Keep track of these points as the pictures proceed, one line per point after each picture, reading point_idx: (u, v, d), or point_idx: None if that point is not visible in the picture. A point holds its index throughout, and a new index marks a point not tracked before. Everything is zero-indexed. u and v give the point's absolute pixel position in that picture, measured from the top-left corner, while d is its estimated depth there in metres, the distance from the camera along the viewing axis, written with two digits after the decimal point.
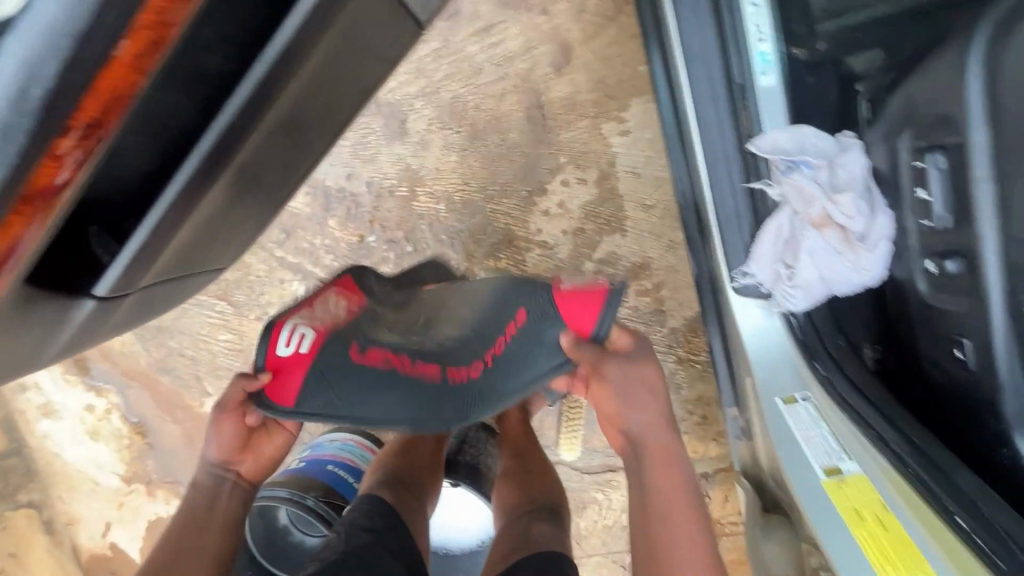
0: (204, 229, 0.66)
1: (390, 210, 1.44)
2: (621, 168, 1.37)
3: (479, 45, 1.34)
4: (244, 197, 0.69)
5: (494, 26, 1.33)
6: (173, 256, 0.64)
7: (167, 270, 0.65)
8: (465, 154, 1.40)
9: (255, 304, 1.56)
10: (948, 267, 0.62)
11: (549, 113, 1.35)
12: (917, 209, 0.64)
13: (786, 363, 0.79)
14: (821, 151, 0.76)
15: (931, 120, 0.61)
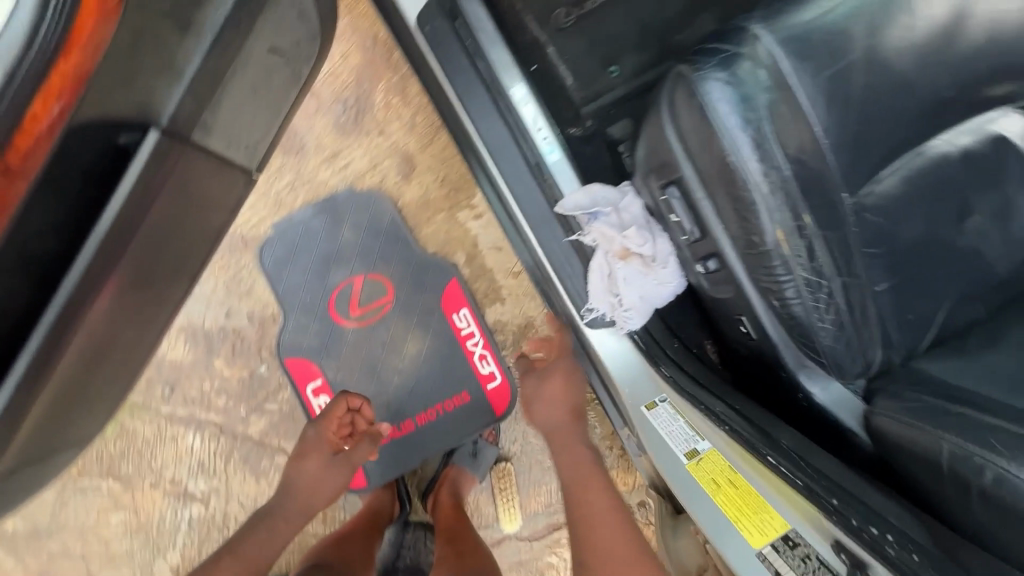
0: (74, 371, 0.67)
1: (277, 335, 1.48)
2: (484, 246, 1.53)
3: (329, 171, 1.48)
4: (109, 330, 0.72)
5: (337, 152, 1.48)
6: (52, 402, 0.66)
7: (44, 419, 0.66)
8: (338, 266, 1.50)
9: (147, 471, 1.46)
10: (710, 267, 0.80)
11: (408, 214, 1.51)
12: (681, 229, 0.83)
13: (640, 375, 0.93)
14: (609, 199, 0.94)
15: (661, 163, 0.80)
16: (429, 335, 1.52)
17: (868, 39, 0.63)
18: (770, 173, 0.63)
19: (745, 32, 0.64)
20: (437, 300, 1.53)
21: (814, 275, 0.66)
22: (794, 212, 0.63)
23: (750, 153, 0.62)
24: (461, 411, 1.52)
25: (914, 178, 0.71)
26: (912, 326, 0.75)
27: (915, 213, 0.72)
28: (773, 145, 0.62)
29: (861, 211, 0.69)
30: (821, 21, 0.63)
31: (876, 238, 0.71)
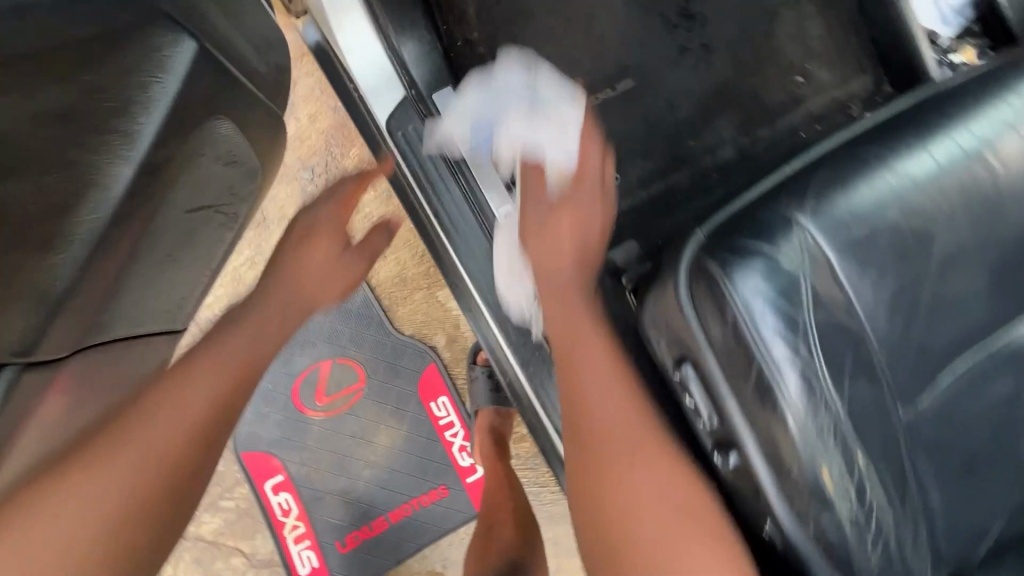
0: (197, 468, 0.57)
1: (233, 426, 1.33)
2: (467, 327, 1.39)
3: None
4: (40, 465, 0.58)
5: None
6: (163, 452, 0.55)
7: (172, 470, 0.55)
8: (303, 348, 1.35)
9: None
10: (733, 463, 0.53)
11: (382, 294, 1.37)
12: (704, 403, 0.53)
13: None
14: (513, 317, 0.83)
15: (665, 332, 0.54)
16: (404, 425, 1.38)
17: (943, 236, 0.51)
18: (820, 413, 0.49)
19: (789, 224, 0.50)
20: (413, 385, 1.38)
21: (867, 520, 0.53)
22: (848, 453, 0.50)
23: (797, 385, 0.48)
24: (437, 508, 1.38)
25: (977, 377, 0.60)
26: (968, 536, 0.64)
27: (975, 412, 0.61)
28: (827, 375, 0.48)
29: (916, 427, 0.57)
30: (888, 212, 0.50)
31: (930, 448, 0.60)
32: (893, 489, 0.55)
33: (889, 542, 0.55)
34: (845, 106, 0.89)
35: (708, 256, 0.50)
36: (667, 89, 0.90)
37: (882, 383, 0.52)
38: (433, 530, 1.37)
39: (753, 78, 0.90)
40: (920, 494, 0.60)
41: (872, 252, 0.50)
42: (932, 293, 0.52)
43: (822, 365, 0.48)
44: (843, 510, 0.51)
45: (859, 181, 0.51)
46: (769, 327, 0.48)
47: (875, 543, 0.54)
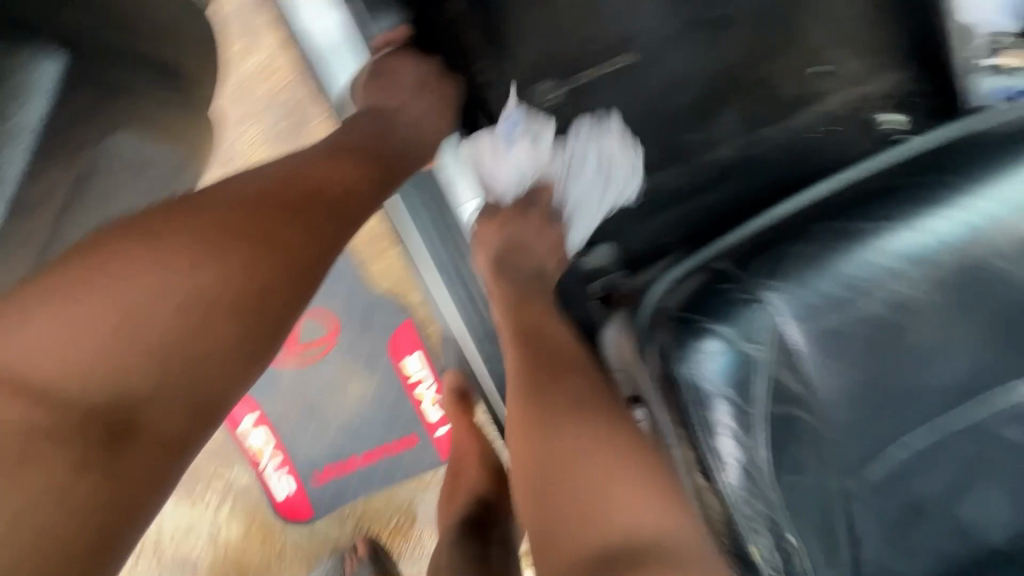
0: (266, 302, 0.48)
1: None
2: None
3: None
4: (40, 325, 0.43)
5: None
6: (237, 254, 0.48)
7: (246, 297, 0.47)
8: None
9: None
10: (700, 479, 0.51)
11: (357, 247, 1.32)
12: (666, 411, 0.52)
13: None
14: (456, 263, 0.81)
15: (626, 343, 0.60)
16: (376, 376, 1.38)
17: (922, 326, 0.46)
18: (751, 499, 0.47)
19: (750, 302, 0.45)
20: (386, 340, 1.37)
21: None
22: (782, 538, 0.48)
23: (733, 473, 0.46)
24: (409, 452, 1.43)
25: (938, 445, 0.57)
26: None
27: (931, 477, 0.59)
28: (765, 464, 0.46)
29: (861, 495, 0.56)
30: (864, 301, 0.45)
31: (879, 509, 0.58)
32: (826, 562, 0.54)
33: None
34: (868, 102, 0.78)
35: (658, 326, 0.47)
36: (672, 68, 0.77)
37: (825, 467, 0.50)
38: (405, 470, 1.43)
39: (770, 63, 0.78)
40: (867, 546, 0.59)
41: (839, 343, 0.45)
42: (902, 379, 0.48)
43: (763, 450, 0.46)
44: None
45: (839, 260, 0.45)
46: (714, 407, 0.45)
47: None
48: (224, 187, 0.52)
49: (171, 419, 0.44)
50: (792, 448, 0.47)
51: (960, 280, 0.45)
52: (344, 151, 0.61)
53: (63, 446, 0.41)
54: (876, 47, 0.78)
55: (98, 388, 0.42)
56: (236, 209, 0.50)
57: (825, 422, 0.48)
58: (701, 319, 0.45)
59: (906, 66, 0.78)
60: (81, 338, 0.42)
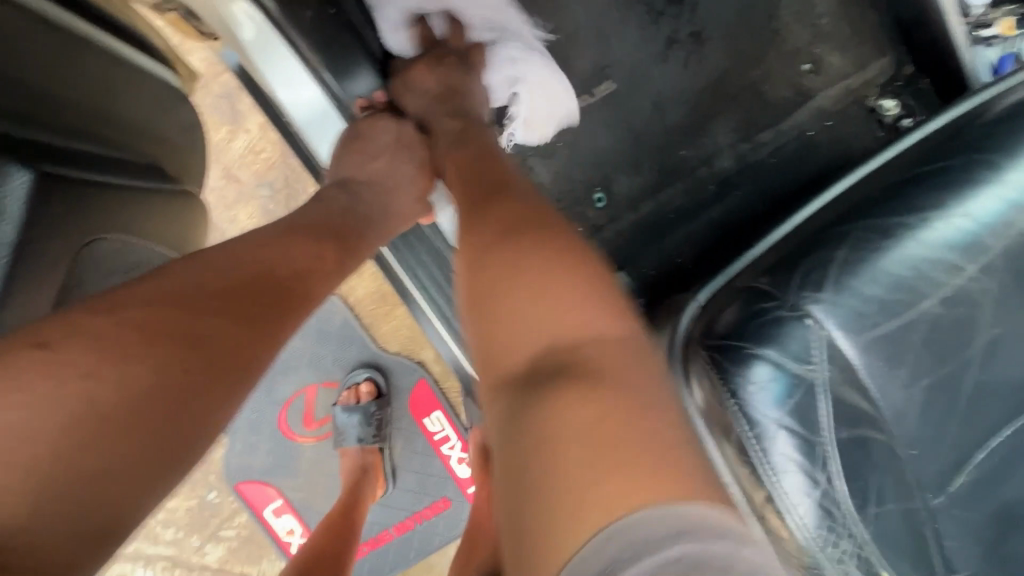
0: (207, 391, 0.37)
1: (222, 457, 1.27)
2: None
3: None
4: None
5: None
6: (179, 342, 0.37)
7: (182, 382, 0.36)
8: (284, 374, 1.27)
9: None
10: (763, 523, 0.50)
11: (363, 312, 1.28)
12: None
13: None
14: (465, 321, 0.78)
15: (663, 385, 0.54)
16: (397, 442, 1.33)
17: (990, 319, 0.41)
18: (835, 538, 0.41)
19: (795, 319, 0.41)
20: (403, 403, 1.33)
21: None
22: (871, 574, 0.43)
23: (809, 515, 0.41)
24: (442, 517, 1.35)
25: (1021, 443, 0.52)
26: None
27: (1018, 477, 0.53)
28: (843, 500, 0.41)
29: (947, 510, 0.50)
30: (922, 301, 0.41)
31: (970, 523, 0.52)
32: None
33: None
34: (858, 94, 0.77)
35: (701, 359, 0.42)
36: (655, 88, 0.76)
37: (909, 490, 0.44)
38: (440, 536, 1.35)
39: (753, 69, 0.77)
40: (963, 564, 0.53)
41: (903, 352, 0.41)
42: (976, 379, 0.43)
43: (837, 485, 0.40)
44: None
45: (882, 261, 0.41)
46: (775, 445, 0.40)
47: None
48: (166, 271, 0.41)
49: (68, 527, 0.31)
50: (875, 477, 0.42)
51: (1018, 263, 0.41)
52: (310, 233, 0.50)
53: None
54: (857, 39, 0.77)
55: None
56: (179, 297, 0.39)
57: (901, 438, 0.43)
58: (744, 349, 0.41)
59: (889, 53, 0.77)
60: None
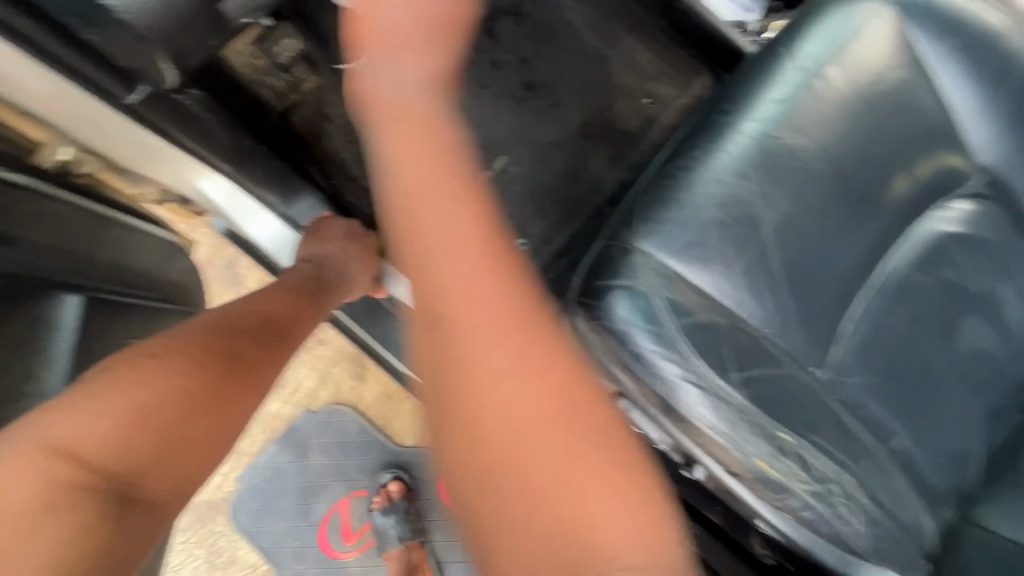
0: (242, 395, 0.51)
1: None
2: None
3: (280, 401, 1.36)
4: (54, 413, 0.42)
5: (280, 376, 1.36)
6: (209, 362, 0.51)
7: (217, 388, 0.49)
8: (319, 493, 1.36)
9: None
10: (701, 470, 0.65)
11: (374, 415, 1.38)
12: (644, 420, 0.64)
13: None
14: None
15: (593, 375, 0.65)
16: (436, 534, 1.37)
17: (765, 211, 0.55)
18: (720, 409, 0.51)
19: (628, 254, 0.54)
20: (432, 492, 1.38)
21: (822, 486, 0.54)
22: (767, 434, 0.52)
23: (687, 398, 0.51)
24: None
25: (880, 307, 0.61)
26: (954, 464, 0.63)
27: (896, 339, 0.61)
28: (713, 380, 0.51)
29: (839, 379, 0.59)
30: (704, 212, 0.55)
31: (868, 387, 0.60)
32: (836, 448, 0.55)
33: (859, 502, 0.55)
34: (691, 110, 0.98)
35: (576, 305, 0.55)
36: (536, 147, 0.97)
37: (774, 359, 0.54)
38: None
39: (607, 115, 0.98)
40: (881, 422, 0.60)
41: (707, 251, 0.54)
42: (780, 258, 0.55)
43: (697, 367, 0.51)
44: (788, 482, 0.54)
45: (679, 195, 0.56)
46: (639, 351, 0.52)
47: (844, 506, 0.55)
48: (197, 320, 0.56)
49: (164, 481, 0.43)
50: (727, 349, 0.52)
51: (765, 166, 0.56)
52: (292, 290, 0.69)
53: (78, 508, 0.38)
54: (676, 74, 1.00)
55: (110, 454, 0.42)
56: (215, 329, 0.55)
57: (741, 316, 0.54)
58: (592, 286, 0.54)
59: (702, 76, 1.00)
60: (102, 427, 0.42)
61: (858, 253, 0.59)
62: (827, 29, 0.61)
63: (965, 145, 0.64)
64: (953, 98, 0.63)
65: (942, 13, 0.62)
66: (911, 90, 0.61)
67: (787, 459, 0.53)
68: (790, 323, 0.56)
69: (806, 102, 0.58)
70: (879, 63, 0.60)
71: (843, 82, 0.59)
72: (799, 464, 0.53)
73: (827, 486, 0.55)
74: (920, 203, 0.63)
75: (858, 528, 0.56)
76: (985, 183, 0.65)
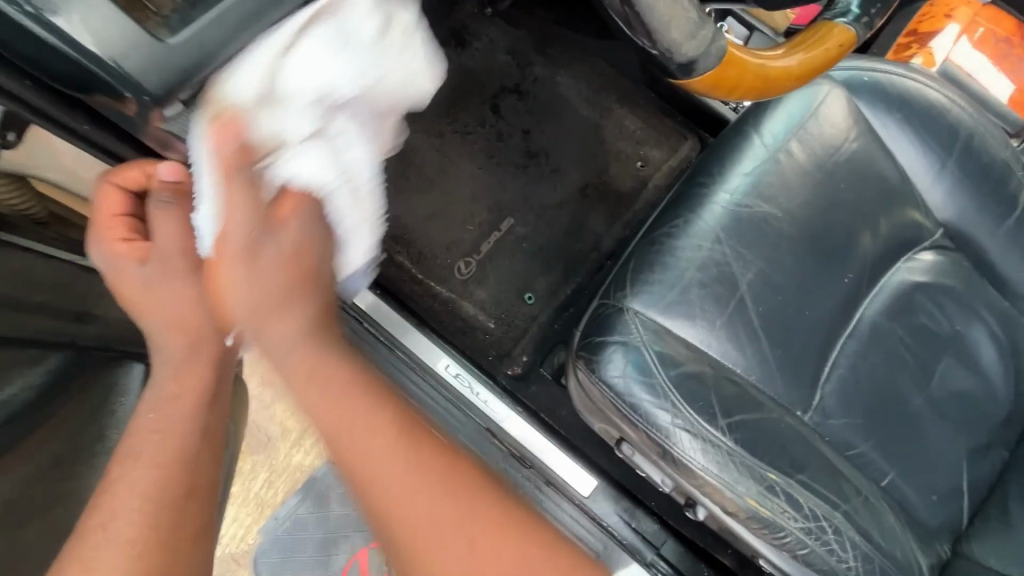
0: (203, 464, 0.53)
1: None
2: None
3: (301, 453, 1.41)
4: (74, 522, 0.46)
5: (302, 428, 1.42)
6: (184, 428, 0.50)
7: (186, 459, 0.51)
8: (337, 544, 1.38)
9: None
10: (702, 511, 0.69)
11: None
12: (647, 464, 0.69)
13: None
14: None
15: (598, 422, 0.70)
16: None
17: (741, 271, 0.62)
18: (710, 452, 0.57)
19: (621, 313, 0.61)
20: None
21: (815, 524, 0.58)
22: (756, 475, 0.57)
23: (681, 441, 0.57)
24: None
25: (857, 351, 0.67)
26: (942, 501, 0.66)
27: (876, 381, 0.67)
28: (702, 425, 0.57)
29: (822, 421, 0.64)
30: (687, 274, 0.62)
31: (852, 427, 0.65)
32: (824, 487, 0.60)
33: (850, 538, 0.59)
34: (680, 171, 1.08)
35: (577, 359, 0.61)
36: (539, 209, 1.06)
37: (758, 404, 0.60)
38: None
39: (603, 178, 1.08)
40: (868, 460, 0.65)
41: (692, 309, 0.61)
42: (758, 312, 0.62)
43: (687, 413, 0.57)
44: (782, 521, 0.57)
45: (664, 258, 0.63)
46: (635, 400, 0.57)
47: (838, 541, 0.59)
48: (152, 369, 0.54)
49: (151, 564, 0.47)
50: (714, 396, 0.58)
51: (740, 231, 0.63)
52: (201, 295, 0.52)
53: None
54: (665, 139, 1.10)
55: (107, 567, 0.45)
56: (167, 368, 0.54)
57: (725, 366, 0.60)
58: (590, 343, 0.61)
59: (687, 142, 1.10)
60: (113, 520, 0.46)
61: (832, 304, 0.66)
62: (789, 108, 0.69)
63: (921, 202, 0.71)
64: (906, 163, 0.71)
65: (889, 90, 0.70)
66: (868, 158, 0.69)
67: (777, 498, 0.57)
68: (772, 371, 0.62)
69: (773, 172, 0.66)
70: (837, 136, 0.68)
71: (806, 153, 0.67)
72: (790, 501, 0.58)
73: (820, 525, 0.58)
74: (886, 256, 0.69)
75: (854, 564, 0.59)
76: (945, 236, 0.72)
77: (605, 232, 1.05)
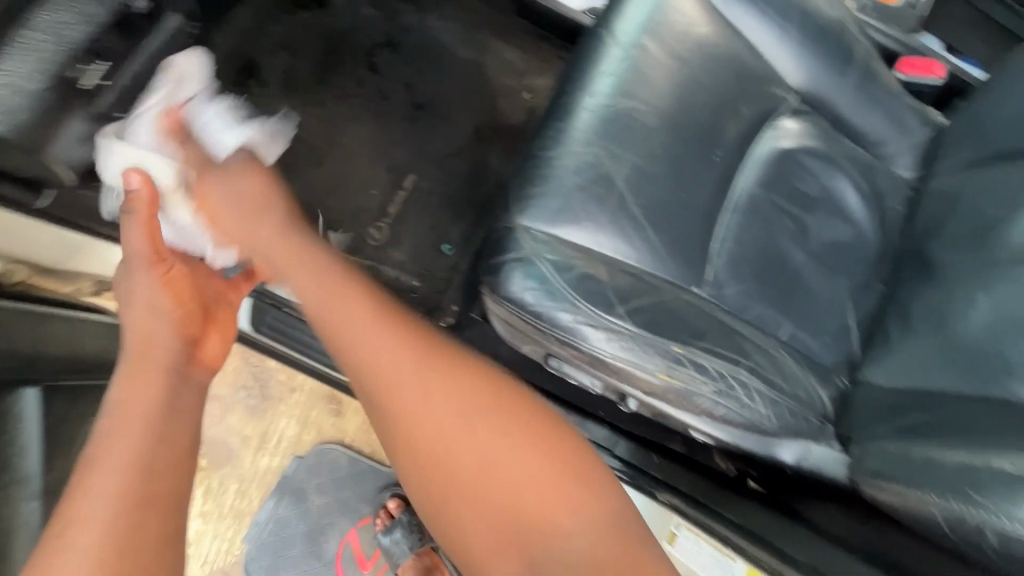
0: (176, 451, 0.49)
1: None
2: None
3: (267, 455, 1.40)
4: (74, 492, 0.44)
5: (262, 432, 1.40)
6: (155, 417, 0.49)
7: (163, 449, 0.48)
8: (324, 532, 1.40)
9: None
10: (633, 401, 0.73)
11: (361, 445, 1.43)
12: (575, 371, 0.73)
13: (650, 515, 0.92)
14: None
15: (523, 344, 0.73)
16: None
17: (616, 168, 0.65)
18: (614, 339, 0.60)
19: (511, 232, 0.63)
20: None
21: (724, 383, 0.63)
22: (660, 350, 0.61)
23: (586, 335, 0.60)
24: None
25: (739, 223, 0.71)
26: (836, 340, 0.73)
27: (760, 247, 0.72)
28: (603, 316, 0.60)
29: (717, 292, 0.69)
30: (565, 181, 0.64)
31: (745, 292, 0.70)
32: (726, 348, 0.65)
33: (756, 388, 0.64)
34: None
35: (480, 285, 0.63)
36: (439, 159, 1.05)
37: (653, 287, 0.64)
38: None
39: (495, 115, 1.08)
40: (764, 319, 0.70)
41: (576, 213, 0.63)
42: (638, 204, 0.65)
43: (587, 308, 0.60)
44: (693, 387, 0.62)
45: (542, 172, 0.65)
46: (538, 308, 0.60)
47: (748, 394, 0.64)
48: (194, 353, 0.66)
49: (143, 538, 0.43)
50: (609, 288, 0.61)
51: (609, 130, 0.66)
52: (170, 295, 0.60)
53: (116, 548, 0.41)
54: (548, 65, 1.10)
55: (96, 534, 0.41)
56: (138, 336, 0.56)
57: (616, 260, 0.64)
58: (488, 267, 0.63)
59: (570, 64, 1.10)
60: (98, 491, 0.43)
61: (707, 184, 0.70)
62: (637, 6, 0.71)
63: (774, 74, 0.75)
64: (754, 39, 0.74)
65: None
66: (717, 40, 0.72)
67: (684, 367, 0.62)
68: (662, 256, 0.66)
69: (632, 69, 0.68)
70: (686, 24, 0.71)
71: (659, 46, 0.70)
72: (697, 368, 0.62)
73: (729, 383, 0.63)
74: (750, 130, 0.74)
75: (765, 410, 0.65)
76: (800, 102, 0.76)
77: (507, 168, 1.06)
